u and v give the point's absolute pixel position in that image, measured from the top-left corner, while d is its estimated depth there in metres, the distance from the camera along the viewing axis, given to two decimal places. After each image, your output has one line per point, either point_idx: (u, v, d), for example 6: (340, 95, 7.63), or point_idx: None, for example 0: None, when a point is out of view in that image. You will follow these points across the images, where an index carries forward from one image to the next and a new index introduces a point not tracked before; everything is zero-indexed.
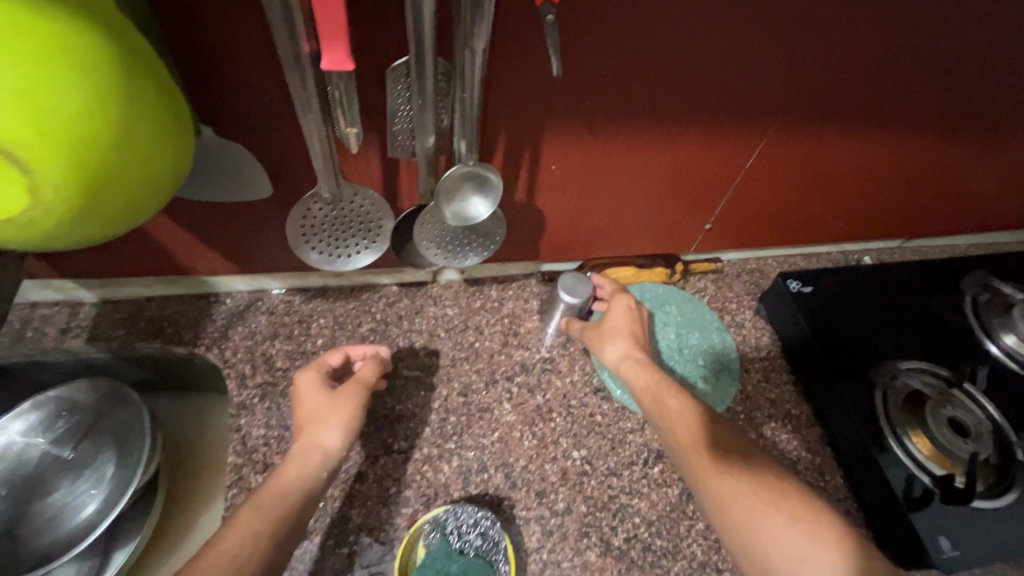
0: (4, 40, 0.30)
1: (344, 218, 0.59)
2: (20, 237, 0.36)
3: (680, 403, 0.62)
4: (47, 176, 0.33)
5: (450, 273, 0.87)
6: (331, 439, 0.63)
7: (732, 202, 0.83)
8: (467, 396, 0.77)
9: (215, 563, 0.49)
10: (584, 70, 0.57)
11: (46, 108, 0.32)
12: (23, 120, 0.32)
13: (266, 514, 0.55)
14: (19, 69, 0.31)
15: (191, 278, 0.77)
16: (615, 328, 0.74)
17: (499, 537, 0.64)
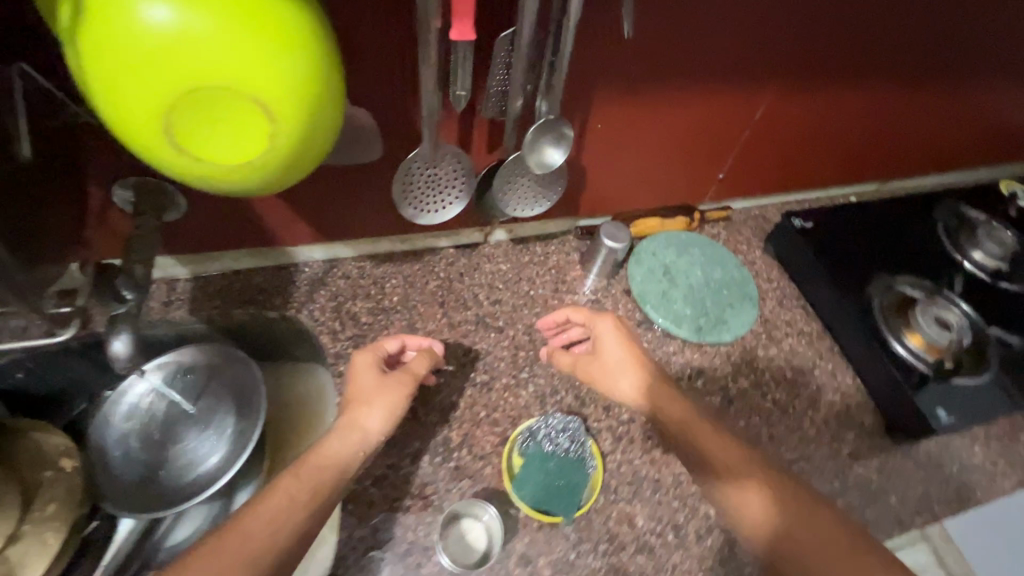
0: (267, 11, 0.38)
1: (437, 177, 0.68)
2: (242, 180, 0.44)
3: (678, 415, 0.66)
4: (285, 124, 0.42)
5: (500, 233, 0.97)
6: (373, 423, 0.67)
7: (742, 153, 0.96)
8: (531, 334, 0.88)
9: (257, 522, 0.54)
10: (633, 38, 0.68)
11: (292, 68, 0.40)
12: (277, 78, 0.40)
13: (303, 489, 0.58)
14: (277, 35, 0.39)
15: (276, 250, 0.85)
16: (611, 360, 0.75)
17: (585, 439, 0.77)
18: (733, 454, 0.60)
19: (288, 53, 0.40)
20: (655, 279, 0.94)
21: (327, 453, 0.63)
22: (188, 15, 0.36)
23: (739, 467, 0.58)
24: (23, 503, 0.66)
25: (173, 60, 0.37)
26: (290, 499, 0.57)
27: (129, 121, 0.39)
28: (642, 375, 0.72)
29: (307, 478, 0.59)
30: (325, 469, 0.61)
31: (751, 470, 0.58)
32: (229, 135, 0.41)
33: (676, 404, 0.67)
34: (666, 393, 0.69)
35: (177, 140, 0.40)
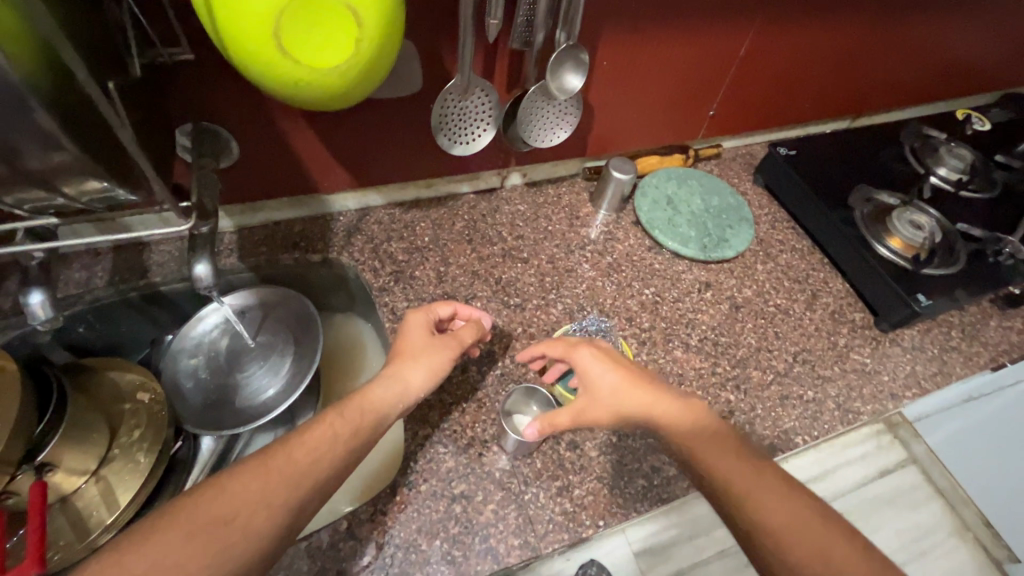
0: None
1: (468, 111, 0.76)
2: (326, 87, 0.51)
3: (683, 429, 0.63)
4: (369, 31, 0.49)
5: (515, 177, 1.04)
6: (414, 377, 0.68)
7: (730, 89, 1.05)
8: (554, 262, 0.96)
9: (299, 452, 0.56)
10: None
11: None
12: None
13: (345, 423, 0.60)
14: None
15: (314, 199, 0.91)
16: (606, 386, 0.68)
17: (615, 339, 0.87)
18: (737, 468, 0.58)
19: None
20: (661, 208, 1.03)
21: (373, 394, 0.65)
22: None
23: (744, 482, 0.56)
24: (111, 428, 0.72)
25: None
26: (336, 433, 0.59)
27: (249, 39, 0.47)
28: (649, 391, 0.66)
29: (352, 416, 0.61)
30: (365, 411, 0.63)
31: (756, 480, 0.56)
32: (325, 36, 0.48)
33: (677, 420, 0.64)
34: (666, 406, 0.65)
35: (287, 49, 0.48)
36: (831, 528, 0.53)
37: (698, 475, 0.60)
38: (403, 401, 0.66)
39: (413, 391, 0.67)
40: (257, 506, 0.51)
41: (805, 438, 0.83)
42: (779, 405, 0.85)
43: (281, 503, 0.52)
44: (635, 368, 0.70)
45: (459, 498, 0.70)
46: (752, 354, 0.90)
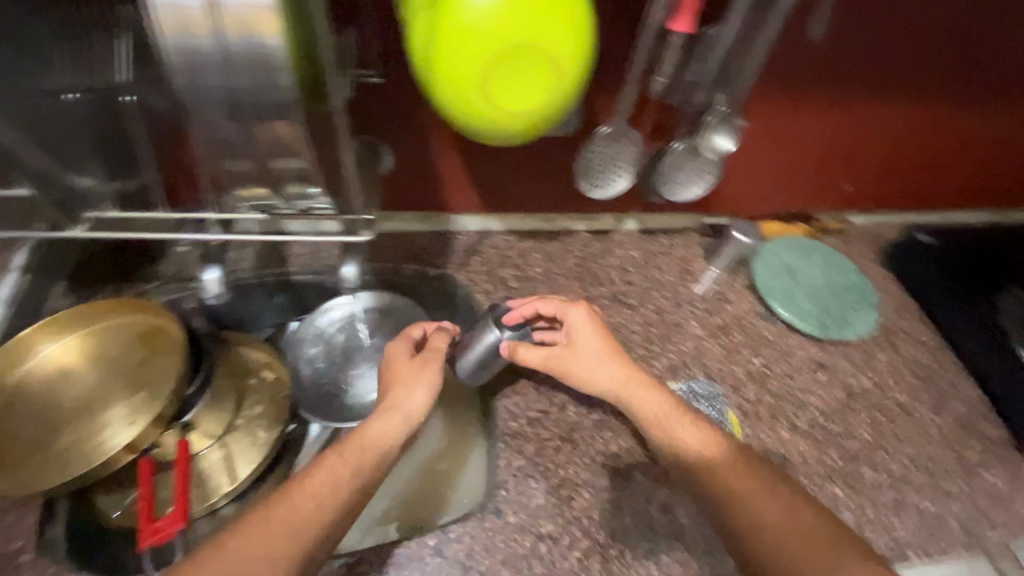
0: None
1: (612, 157, 0.78)
2: (511, 129, 0.55)
3: (690, 439, 0.68)
4: (564, 80, 0.52)
5: (631, 223, 1.05)
6: (417, 403, 0.69)
7: (872, 165, 1.01)
8: (662, 315, 0.95)
9: (307, 502, 0.58)
10: (803, 45, 0.76)
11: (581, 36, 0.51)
12: (569, 42, 0.50)
13: (345, 464, 0.62)
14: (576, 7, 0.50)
15: (442, 216, 0.96)
16: (587, 348, 0.75)
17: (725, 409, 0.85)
18: (732, 469, 0.65)
19: (572, 9, 0.49)
20: (780, 277, 0.98)
21: (370, 433, 0.65)
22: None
23: (731, 479, 0.64)
24: (238, 400, 0.78)
25: (500, 21, 0.48)
26: (337, 473, 0.61)
27: (456, 76, 0.50)
28: (617, 366, 0.74)
29: (351, 454, 0.64)
30: (367, 449, 0.64)
31: (728, 464, 0.65)
32: (525, 83, 0.52)
33: (652, 399, 0.72)
34: (645, 396, 0.73)
35: (488, 90, 0.51)
36: (837, 539, 0.57)
37: (688, 473, 0.67)
38: (403, 430, 0.68)
39: (416, 416, 0.69)
40: (261, 563, 0.53)
41: (919, 555, 0.76)
42: (891, 512, 0.79)
43: (287, 555, 0.54)
44: (603, 339, 0.76)
45: (545, 538, 0.70)
46: (866, 450, 0.84)
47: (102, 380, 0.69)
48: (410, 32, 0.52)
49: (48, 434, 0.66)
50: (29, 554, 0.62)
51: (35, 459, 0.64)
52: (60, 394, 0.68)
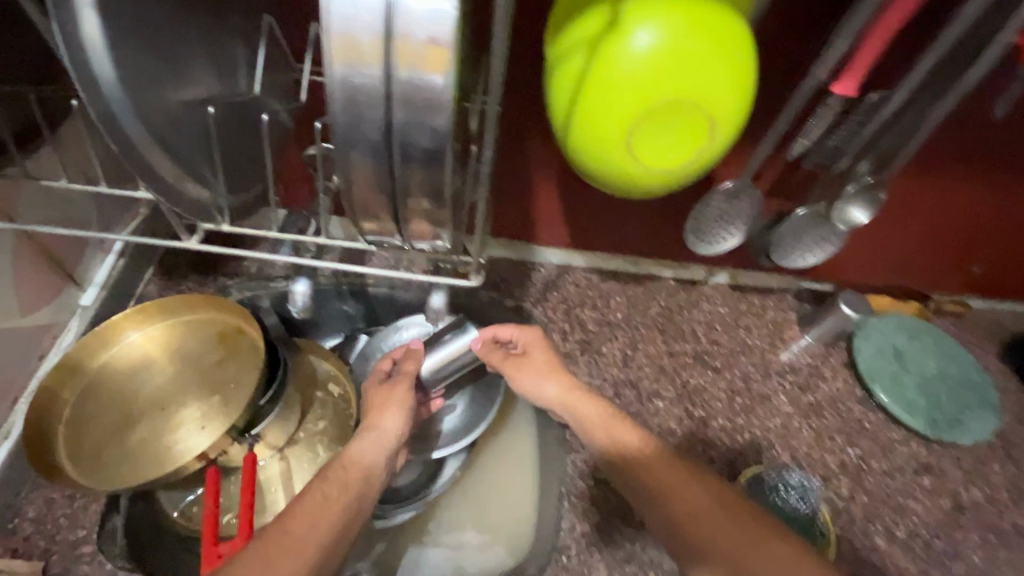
0: (743, 49, 0.45)
1: (724, 215, 0.72)
2: (646, 187, 0.50)
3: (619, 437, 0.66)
4: (716, 143, 0.48)
5: (722, 276, 0.97)
6: (390, 423, 0.67)
7: (1009, 250, 0.90)
8: (748, 383, 0.88)
9: (301, 523, 0.55)
10: (971, 114, 0.68)
11: (743, 98, 0.46)
12: (730, 106, 0.46)
13: (332, 483, 0.60)
14: (744, 68, 0.45)
15: (526, 245, 0.93)
16: (541, 354, 0.75)
17: (817, 506, 0.76)
18: (664, 466, 0.62)
19: (740, 69, 0.45)
20: (885, 360, 0.89)
21: (353, 454, 0.64)
22: (680, 33, 0.42)
23: (666, 479, 0.61)
24: (302, 412, 0.76)
25: (661, 75, 0.43)
26: (327, 496, 0.59)
27: (602, 129, 0.46)
28: (560, 380, 0.73)
29: (336, 477, 0.61)
30: (351, 469, 0.62)
31: (657, 459, 0.63)
32: (675, 140, 0.47)
33: (593, 408, 0.70)
34: (585, 407, 0.70)
35: (634, 146, 0.47)
36: (777, 533, 0.56)
37: (630, 484, 0.64)
38: (385, 455, 0.66)
39: (392, 439, 0.67)
40: None
41: None
42: None
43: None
44: (546, 353, 0.75)
45: None
46: None
47: (180, 377, 0.68)
48: (552, 77, 0.47)
49: (123, 426, 0.65)
50: (90, 546, 0.62)
51: (109, 450, 0.63)
52: (139, 385, 0.67)
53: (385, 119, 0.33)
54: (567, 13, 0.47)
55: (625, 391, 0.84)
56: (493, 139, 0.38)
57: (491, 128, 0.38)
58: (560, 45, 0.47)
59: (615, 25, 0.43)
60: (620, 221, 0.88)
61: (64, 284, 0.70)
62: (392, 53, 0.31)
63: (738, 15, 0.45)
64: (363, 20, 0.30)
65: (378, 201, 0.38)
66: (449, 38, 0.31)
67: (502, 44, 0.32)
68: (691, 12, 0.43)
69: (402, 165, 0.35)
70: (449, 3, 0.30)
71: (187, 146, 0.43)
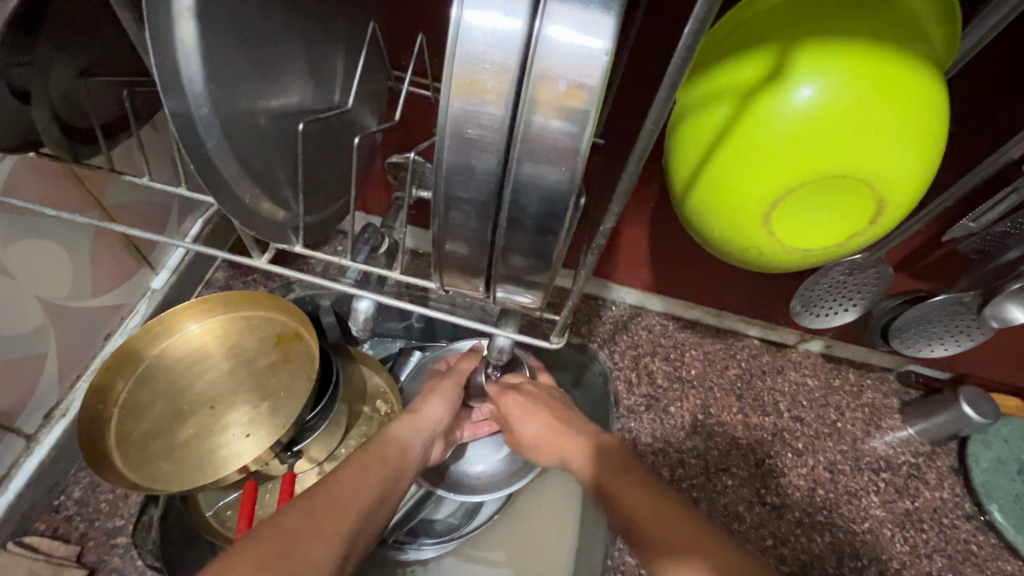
0: (938, 115, 0.36)
1: (841, 288, 0.63)
2: (776, 264, 0.43)
3: (602, 461, 0.60)
4: (878, 225, 0.40)
5: (815, 344, 0.86)
6: (432, 413, 0.65)
7: None
8: (833, 474, 0.77)
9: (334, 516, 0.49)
10: None
11: (925, 175, 0.37)
12: (909, 184, 0.37)
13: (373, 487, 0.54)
14: (934, 139, 0.36)
15: (601, 281, 0.86)
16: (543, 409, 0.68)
17: None
18: (642, 491, 0.55)
19: (929, 142, 0.36)
20: (1006, 475, 0.76)
21: (392, 434, 0.61)
22: (865, 93, 0.34)
23: (641, 495, 0.54)
24: (346, 425, 0.73)
25: (828, 141, 0.35)
26: (362, 476, 0.54)
27: (738, 195, 0.38)
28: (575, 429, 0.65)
29: (375, 452, 0.58)
30: (390, 446, 0.59)
31: (631, 476, 0.57)
32: (825, 216, 0.39)
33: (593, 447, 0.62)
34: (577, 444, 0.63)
35: (773, 217, 0.39)
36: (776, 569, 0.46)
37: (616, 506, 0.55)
38: (422, 437, 0.62)
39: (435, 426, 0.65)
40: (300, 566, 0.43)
41: None
42: None
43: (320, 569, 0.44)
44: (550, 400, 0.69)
45: None
46: None
47: (232, 375, 0.66)
48: (682, 126, 0.41)
49: (173, 419, 0.64)
50: (124, 537, 0.61)
51: (156, 443, 0.62)
52: (193, 378, 0.66)
53: (500, 174, 0.28)
54: (712, 52, 0.40)
55: (690, 460, 0.76)
56: (618, 203, 0.32)
57: (619, 191, 0.31)
58: (698, 90, 0.40)
59: (778, 76, 0.35)
60: (710, 269, 0.78)
61: (138, 267, 0.70)
62: (523, 98, 0.25)
63: (936, 73, 0.36)
64: (493, 57, 0.25)
65: (466, 257, 0.33)
66: (597, 86, 0.25)
67: (659, 103, 0.26)
68: (879, 70, 0.34)
69: (509, 227, 0.30)
70: (603, 44, 0.24)
71: (268, 163, 0.39)
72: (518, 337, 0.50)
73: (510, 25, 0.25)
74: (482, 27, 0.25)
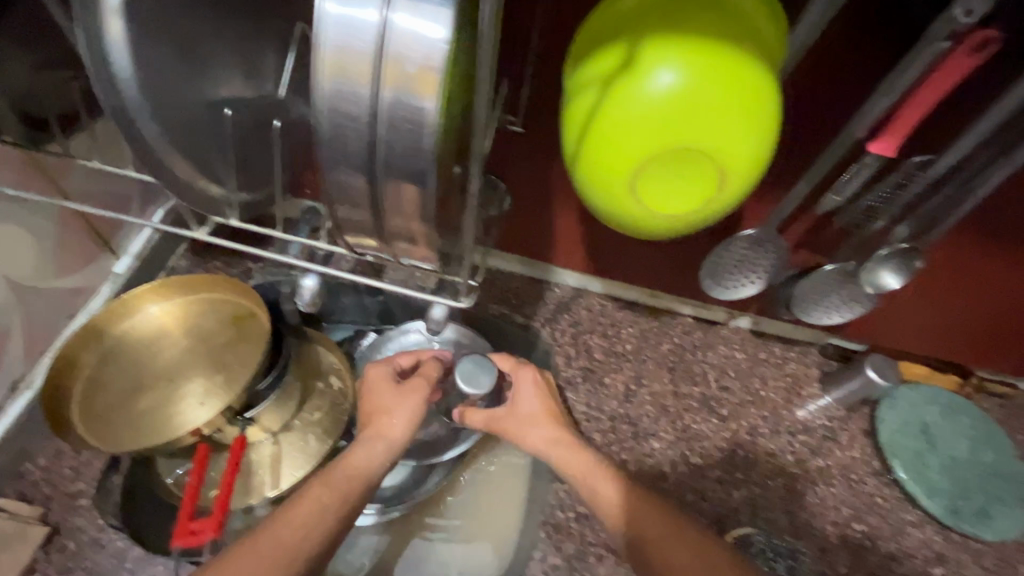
0: (769, 97, 0.43)
1: (743, 263, 0.70)
2: (651, 230, 0.49)
3: (598, 481, 0.63)
4: (730, 194, 0.46)
5: (743, 320, 0.93)
6: (396, 428, 0.64)
7: None
8: (753, 437, 0.84)
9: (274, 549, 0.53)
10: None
11: (762, 149, 0.44)
12: (748, 156, 0.44)
13: (333, 495, 0.58)
14: (766, 117, 0.43)
15: (544, 265, 0.92)
16: (527, 408, 0.69)
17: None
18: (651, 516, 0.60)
19: (761, 120, 0.43)
20: (912, 435, 0.83)
21: (353, 461, 0.61)
22: (699, 79, 0.41)
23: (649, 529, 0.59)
24: (301, 400, 0.78)
25: (673, 119, 0.42)
26: (320, 506, 0.57)
27: (606, 166, 0.45)
28: (550, 428, 0.68)
29: (335, 486, 0.59)
30: (352, 482, 0.60)
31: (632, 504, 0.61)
32: (682, 185, 0.45)
33: (591, 466, 0.64)
34: (563, 454, 0.65)
35: (638, 186, 0.45)
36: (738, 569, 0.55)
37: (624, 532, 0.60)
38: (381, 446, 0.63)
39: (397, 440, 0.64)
40: None
41: None
42: None
43: None
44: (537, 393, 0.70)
45: None
46: None
47: (189, 351, 0.72)
48: (565, 108, 0.47)
49: (133, 391, 0.69)
50: (86, 500, 0.66)
51: (116, 412, 0.67)
52: (152, 354, 0.71)
53: (370, 141, 0.33)
54: (590, 45, 0.46)
55: (621, 426, 0.82)
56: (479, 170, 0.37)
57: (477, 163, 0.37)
58: (577, 77, 0.46)
59: (631, 65, 0.42)
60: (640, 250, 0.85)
61: (100, 253, 0.75)
62: (380, 77, 0.31)
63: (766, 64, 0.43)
64: (354, 42, 0.31)
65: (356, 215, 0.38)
66: (434, 65, 0.31)
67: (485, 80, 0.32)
68: (712, 60, 0.41)
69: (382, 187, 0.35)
70: (438, 32, 0.30)
71: (200, 145, 0.45)
72: (434, 298, 0.53)
73: (366, 15, 0.31)
74: (345, 20, 0.31)
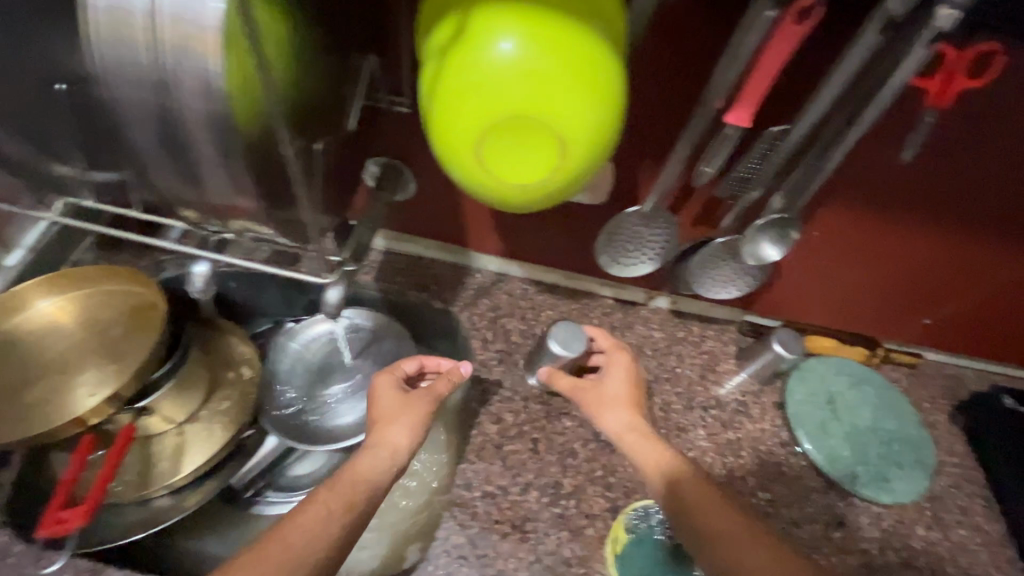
0: (605, 66, 0.43)
1: (635, 240, 0.71)
2: (508, 203, 0.49)
3: (655, 462, 0.62)
4: (576, 164, 0.46)
5: (662, 300, 0.94)
6: (400, 437, 0.62)
7: (960, 305, 0.85)
8: (667, 413, 0.85)
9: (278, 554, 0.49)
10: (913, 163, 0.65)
11: (603, 119, 0.44)
12: (588, 125, 0.44)
13: (338, 499, 0.55)
14: (603, 86, 0.43)
15: (462, 250, 0.91)
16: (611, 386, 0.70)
17: None
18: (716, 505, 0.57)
19: (597, 89, 0.43)
20: (817, 406, 0.85)
21: (360, 468, 0.58)
22: (528, 47, 0.42)
23: (715, 515, 0.56)
24: (208, 390, 0.76)
25: (506, 87, 0.42)
26: (330, 511, 0.54)
27: (451, 134, 0.45)
28: (630, 414, 0.67)
29: (341, 491, 0.56)
30: (359, 484, 0.57)
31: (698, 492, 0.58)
32: (527, 156, 0.46)
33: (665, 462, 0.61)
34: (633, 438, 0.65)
35: (484, 156, 0.46)
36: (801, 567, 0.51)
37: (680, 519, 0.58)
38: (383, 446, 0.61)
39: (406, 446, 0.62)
40: None
41: None
42: None
43: None
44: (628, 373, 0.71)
45: None
46: None
47: (83, 343, 0.70)
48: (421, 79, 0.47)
49: (22, 384, 0.68)
50: None
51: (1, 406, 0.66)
52: (44, 346, 0.70)
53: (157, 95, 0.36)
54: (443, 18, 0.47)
55: (534, 405, 0.83)
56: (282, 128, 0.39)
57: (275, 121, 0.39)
58: (430, 48, 0.47)
59: (468, 33, 0.43)
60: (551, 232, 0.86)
61: None
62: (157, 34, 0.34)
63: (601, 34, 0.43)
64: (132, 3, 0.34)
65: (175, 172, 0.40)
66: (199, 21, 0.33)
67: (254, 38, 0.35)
68: (542, 28, 0.42)
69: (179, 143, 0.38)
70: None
71: None
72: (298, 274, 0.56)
73: None
74: None
